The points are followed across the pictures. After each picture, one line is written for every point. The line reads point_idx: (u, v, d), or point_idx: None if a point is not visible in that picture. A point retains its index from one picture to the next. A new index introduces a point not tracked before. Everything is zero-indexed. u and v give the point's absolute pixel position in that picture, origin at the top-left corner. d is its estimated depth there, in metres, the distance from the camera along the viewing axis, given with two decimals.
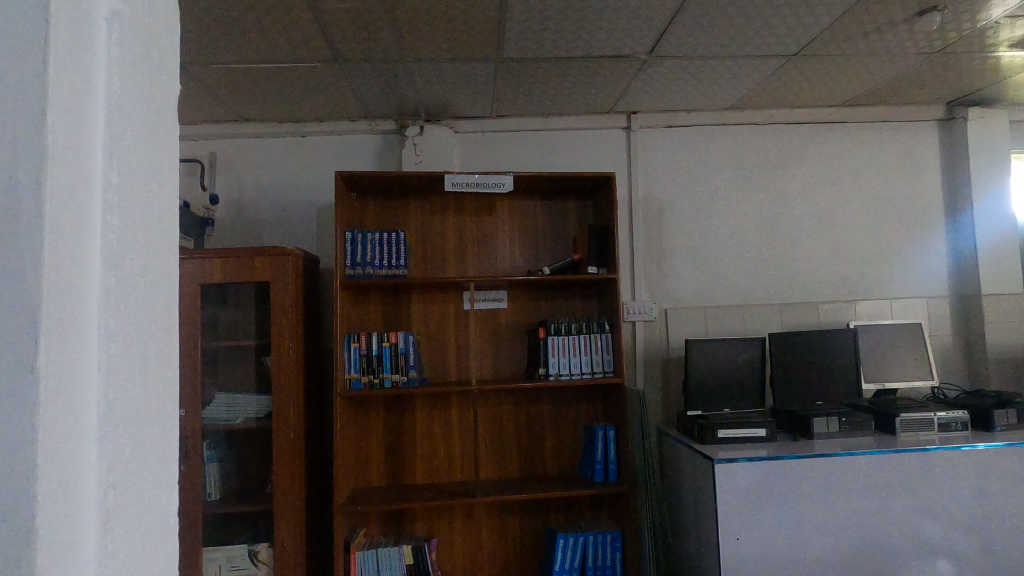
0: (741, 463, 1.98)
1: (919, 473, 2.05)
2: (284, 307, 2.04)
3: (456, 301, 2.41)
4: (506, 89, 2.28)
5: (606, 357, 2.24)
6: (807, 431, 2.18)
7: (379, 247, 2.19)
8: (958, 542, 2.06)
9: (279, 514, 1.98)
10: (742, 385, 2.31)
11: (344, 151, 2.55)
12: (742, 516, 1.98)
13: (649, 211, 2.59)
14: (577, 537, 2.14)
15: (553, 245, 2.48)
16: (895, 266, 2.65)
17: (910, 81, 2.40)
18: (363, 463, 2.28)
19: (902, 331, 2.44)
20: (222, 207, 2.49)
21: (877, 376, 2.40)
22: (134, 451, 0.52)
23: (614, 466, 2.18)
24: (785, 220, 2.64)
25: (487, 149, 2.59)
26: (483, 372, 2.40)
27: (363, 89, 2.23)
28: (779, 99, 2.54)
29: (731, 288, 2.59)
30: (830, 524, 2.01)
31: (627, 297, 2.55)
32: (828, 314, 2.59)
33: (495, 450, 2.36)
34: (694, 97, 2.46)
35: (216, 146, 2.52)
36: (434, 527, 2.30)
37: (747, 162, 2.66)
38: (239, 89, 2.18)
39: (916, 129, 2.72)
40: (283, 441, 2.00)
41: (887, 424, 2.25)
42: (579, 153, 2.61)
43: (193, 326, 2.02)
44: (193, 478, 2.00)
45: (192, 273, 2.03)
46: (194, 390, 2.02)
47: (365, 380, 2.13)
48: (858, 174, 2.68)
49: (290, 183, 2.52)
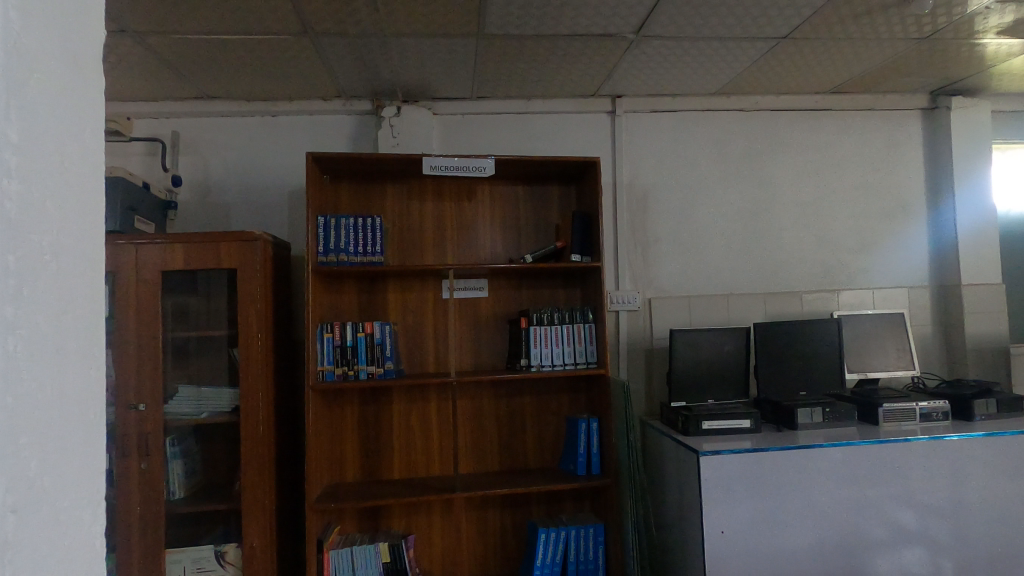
0: (725, 454, 1.95)
1: (900, 463, 2.05)
2: (253, 297, 1.94)
3: (434, 290, 2.33)
4: (488, 68, 2.18)
5: (589, 348, 2.19)
6: (792, 422, 2.16)
7: (353, 233, 2.09)
8: (936, 531, 2.07)
9: (247, 513, 1.89)
10: (727, 376, 2.28)
11: (316, 132, 2.43)
12: (727, 508, 1.95)
13: (633, 197, 2.53)
14: (559, 532, 2.09)
15: (535, 232, 2.41)
16: (878, 256, 2.64)
17: (897, 68, 2.37)
18: (337, 458, 2.19)
19: (884, 321, 2.43)
20: (187, 190, 2.36)
21: (859, 366, 2.39)
22: (45, 468, 0.44)
23: (596, 459, 2.14)
24: (770, 209, 2.60)
25: (467, 132, 2.49)
26: (463, 363, 2.32)
27: (337, 65, 2.11)
28: (765, 85, 2.49)
29: (716, 277, 2.55)
30: (813, 515, 2.00)
31: (610, 286, 2.49)
32: (811, 304, 2.58)
33: (476, 444, 2.29)
34: (680, 81, 2.40)
35: (180, 125, 2.38)
36: (412, 524, 2.22)
37: (732, 149, 2.61)
38: (203, 63, 2.04)
39: (900, 118, 2.70)
40: (250, 438, 1.90)
41: (870, 414, 2.23)
42: (562, 137, 2.53)
43: (154, 315, 1.90)
44: (156, 476, 1.89)
45: (152, 259, 1.91)
46: (156, 384, 1.90)
47: (339, 372, 2.04)
48: (843, 163, 2.66)
49: (259, 165, 2.39)
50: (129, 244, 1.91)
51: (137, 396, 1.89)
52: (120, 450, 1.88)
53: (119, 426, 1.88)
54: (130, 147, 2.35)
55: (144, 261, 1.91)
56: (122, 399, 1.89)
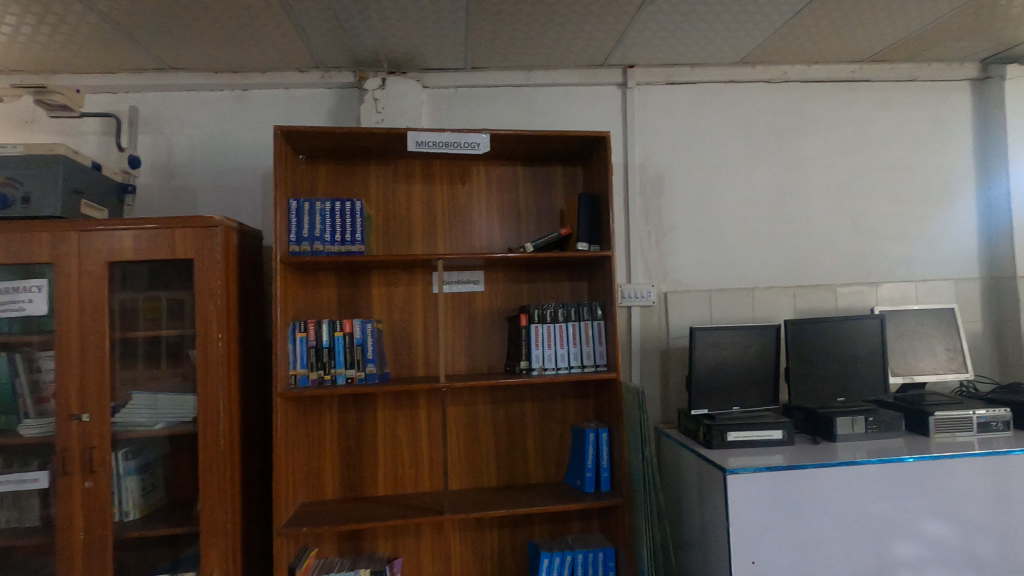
0: (757, 472, 1.68)
1: (955, 481, 1.78)
2: (213, 292, 1.69)
3: (423, 284, 2.08)
4: (482, 31, 1.92)
5: (598, 349, 1.93)
6: (830, 433, 1.91)
7: (330, 218, 1.84)
8: (996, 558, 1.80)
9: (206, 538, 1.65)
10: (754, 379, 2.02)
11: (292, 108, 2.18)
12: (759, 533, 1.69)
13: (647, 180, 2.26)
14: (564, 556, 1.84)
15: (536, 219, 2.15)
16: (921, 245, 2.37)
17: (947, 30, 2.09)
18: (314, 473, 1.95)
19: (930, 317, 2.16)
20: (147, 172, 2.12)
21: (904, 368, 2.12)
22: None
23: (606, 475, 1.89)
24: (799, 192, 2.33)
25: (462, 107, 2.24)
26: (456, 365, 2.07)
27: (310, 28, 1.86)
28: (796, 52, 2.22)
29: (739, 268, 2.28)
30: (854, 539, 1.74)
31: (622, 279, 2.23)
32: (846, 299, 2.31)
33: (470, 457, 2.04)
34: (700, 48, 2.13)
35: (139, 100, 2.15)
36: (399, 546, 1.98)
37: (757, 125, 2.33)
38: (156, 25, 1.79)
39: (946, 89, 2.42)
40: (210, 452, 1.66)
41: (920, 424, 1.98)
42: (567, 112, 2.27)
43: (99, 313, 1.67)
44: (102, 497, 1.66)
45: (97, 249, 1.67)
46: (102, 392, 1.66)
47: (314, 377, 1.80)
48: (880, 141, 2.39)
49: (227, 144, 2.14)
50: (71, 231, 1.67)
51: (80, 405, 1.65)
52: (61, 467, 1.65)
53: (60, 439, 1.65)
54: (84, 125, 2.12)
55: (88, 251, 1.67)
56: (62, 408, 1.65)
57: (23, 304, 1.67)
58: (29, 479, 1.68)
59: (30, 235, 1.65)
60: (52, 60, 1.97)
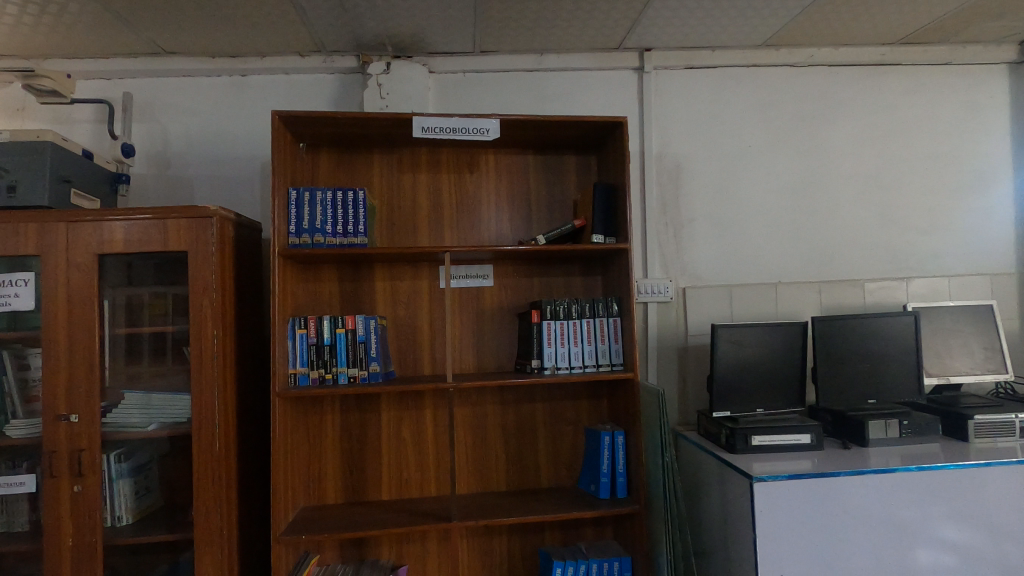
0: (785, 480, 1.57)
1: (997, 489, 1.66)
2: (206, 287, 1.59)
3: (429, 279, 1.98)
4: (492, 12, 1.81)
5: (613, 347, 1.83)
6: (860, 437, 1.80)
7: (331, 208, 1.74)
8: None
9: (200, 545, 1.56)
10: (779, 380, 1.91)
11: (293, 94, 2.08)
12: (787, 545, 1.58)
13: (664, 169, 2.15)
14: (578, 566, 1.74)
15: (548, 210, 2.05)
16: (954, 237, 2.24)
17: (988, 9, 1.96)
18: (315, 476, 1.86)
19: (966, 314, 2.04)
20: (143, 161, 2.04)
21: (938, 368, 2.01)
22: None
23: (622, 480, 1.78)
24: (825, 182, 2.21)
25: (470, 93, 2.13)
26: (464, 363, 1.97)
27: (310, 9, 1.76)
28: (823, 34, 2.10)
29: (761, 263, 2.17)
30: (889, 550, 1.63)
31: (638, 274, 2.12)
32: (875, 295, 2.19)
33: (478, 461, 1.94)
34: (722, 29, 2.02)
35: (134, 87, 2.06)
36: (404, 553, 1.89)
37: (780, 111, 2.22)
38: (149, 6, 1.70)
39: (982, 74, 2.29)
40: (204, 454, 1.57)
41: (957, 428, 1.86)
42: (581, 98, 2.16)
43: (88, 308, 1.58)
44: (92, 502, 1.57)
45: (86, 240, 1.58)
46: (91, 392, 1.58)
47: (314, 375, 1.71)
48: (911, 129, 2.26)
49: (225, 132, 2.05)
50: (58, 222, 1.58)
51: (68, 405, 1.57)
52: (48, 470, 1.56)
53: (48, 441, 1.56)
54: (77, 112, 2.04)
55: (75, 242, 1.58)
56: (50, 408, 1.57)
57: (9, 299, 1.58)
58: (16, 482, 1.62)
59: (15, 226, 1.57)
60: (42, 43, 1.88)
